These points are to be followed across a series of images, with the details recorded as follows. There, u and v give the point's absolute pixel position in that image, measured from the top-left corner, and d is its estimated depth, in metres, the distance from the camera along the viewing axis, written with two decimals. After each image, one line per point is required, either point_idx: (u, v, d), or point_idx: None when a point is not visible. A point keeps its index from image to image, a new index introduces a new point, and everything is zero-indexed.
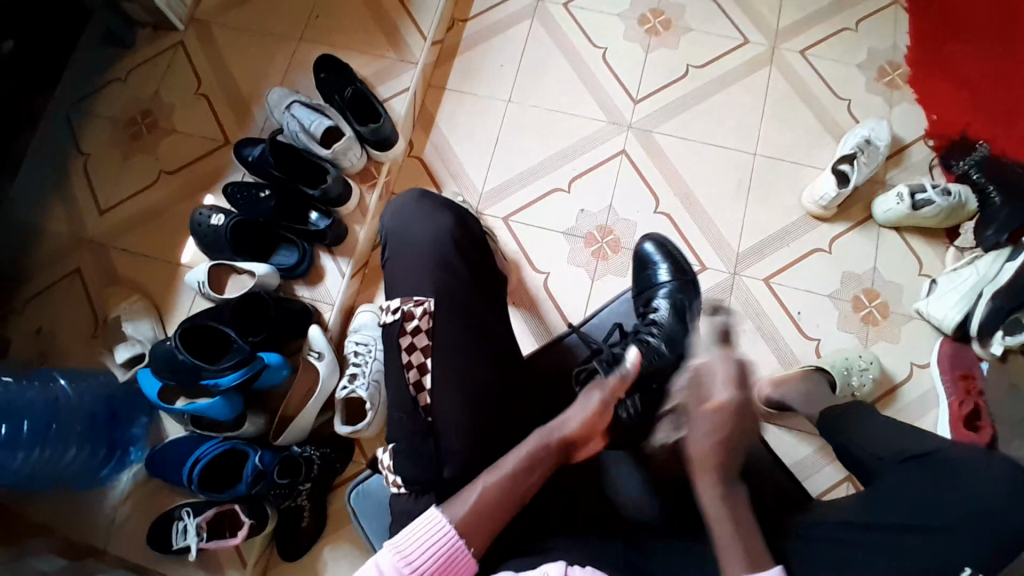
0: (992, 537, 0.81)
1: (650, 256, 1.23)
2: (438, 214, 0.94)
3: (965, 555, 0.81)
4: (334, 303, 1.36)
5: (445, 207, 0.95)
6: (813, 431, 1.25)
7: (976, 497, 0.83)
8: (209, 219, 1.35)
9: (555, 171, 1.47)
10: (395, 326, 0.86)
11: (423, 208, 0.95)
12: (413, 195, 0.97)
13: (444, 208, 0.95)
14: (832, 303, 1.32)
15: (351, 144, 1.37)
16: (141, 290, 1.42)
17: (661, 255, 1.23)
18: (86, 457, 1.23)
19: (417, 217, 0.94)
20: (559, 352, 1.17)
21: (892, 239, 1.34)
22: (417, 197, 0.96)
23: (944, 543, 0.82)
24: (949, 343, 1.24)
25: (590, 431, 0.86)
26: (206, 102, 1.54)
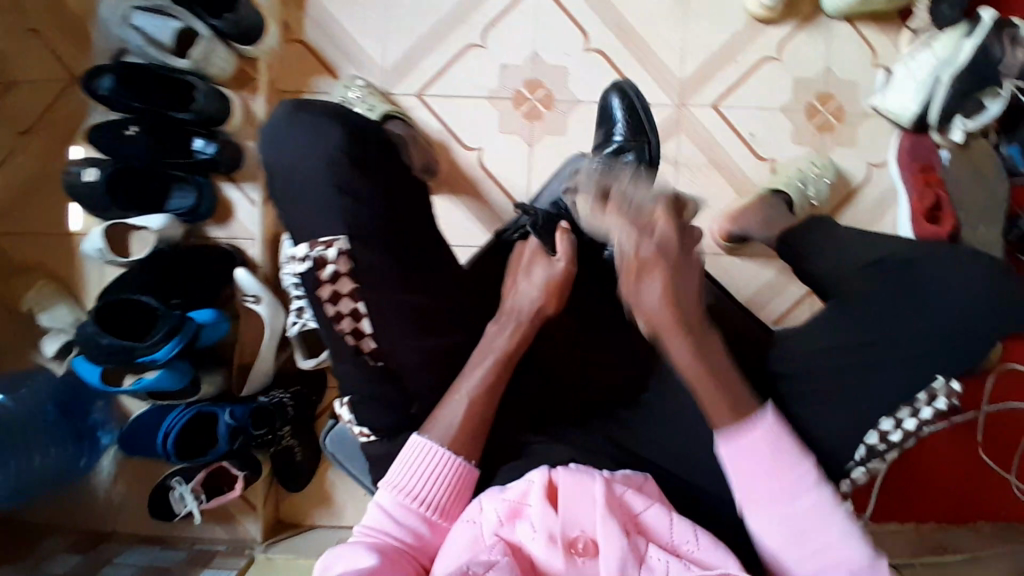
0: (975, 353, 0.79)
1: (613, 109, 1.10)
2: (322, 126, 0.75)
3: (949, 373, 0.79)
4: (256, 236, 1.24)
5: (332, 117, 0.76)
6: (775, 257, 1.23)
7: None
8: (81, 175, 1.13)
9: (464, 24, 1.26)
10: (309, 277, 0.75)
11: (303, 124, 0.76)
12: (285, 109, 0.77)
13: (327, 116, 0.76)
14: (785, 117, 1.22)
15: (212, 47, 1.15)
16: (46, 273, 1.26)
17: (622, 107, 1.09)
18: (56, 458, 1.18)
19: (298, 138, 0.76)
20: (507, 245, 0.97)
21: (844, 30, 1.21)
22: (291, 110, 0.77)
23: None
24: (908, 137, 1.18)
25: (547, 299, 0.81)
26: (27, 31, 1.24)
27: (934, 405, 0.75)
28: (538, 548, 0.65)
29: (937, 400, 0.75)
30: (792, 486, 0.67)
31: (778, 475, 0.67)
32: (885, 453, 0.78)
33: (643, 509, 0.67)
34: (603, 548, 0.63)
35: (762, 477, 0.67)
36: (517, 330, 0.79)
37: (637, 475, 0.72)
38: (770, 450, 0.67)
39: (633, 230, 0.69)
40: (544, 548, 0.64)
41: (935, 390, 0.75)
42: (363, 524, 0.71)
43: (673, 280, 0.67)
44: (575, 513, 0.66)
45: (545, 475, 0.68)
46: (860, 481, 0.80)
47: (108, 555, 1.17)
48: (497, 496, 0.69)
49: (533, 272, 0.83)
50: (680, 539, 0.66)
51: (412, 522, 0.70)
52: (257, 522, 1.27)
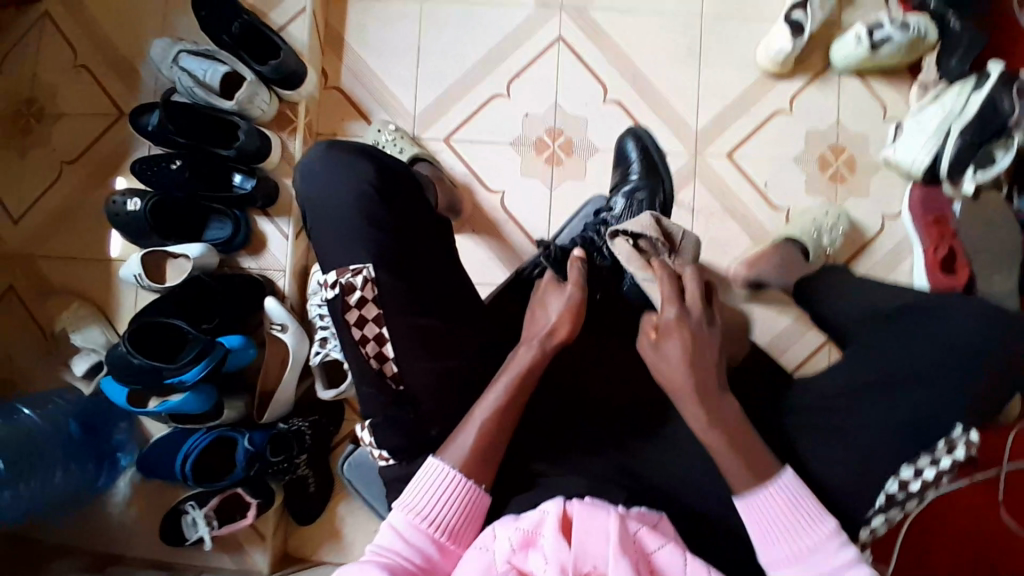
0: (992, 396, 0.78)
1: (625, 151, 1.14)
2: (355, 165, 0.82)
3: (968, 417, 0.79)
4: (285, 267, 1.28)
5: (362, 153, 0.83)
6: (792, 303, 1.24)
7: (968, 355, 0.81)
8: (125, 205, 1.22)
9: (490, 75, 1.34)
10: (336, 302, 0.78)
11: (335, 164, 0.82)
12: (320, 150, 0.84)
13: (358, 155, 0.83)
14: (798, 167, 1.26)
15: (255, 90, 1.22)
16: (83, 297, 1.32)
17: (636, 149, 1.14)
18: (74, 475, 1.22)
19: (332, 176, 0.82)
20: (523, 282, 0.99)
21: (854, 87, 1.26)
22: (325, 150, 0.83)
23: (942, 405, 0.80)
24: (920, 188, 1.21)
25: (568, 322, 0.82)
26: (88, 75, 1.36)
27: (952, 454, 0.75)
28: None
29: (956, 448, 0.75)
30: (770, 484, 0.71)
31: (795, 528, 0.72)
32: (903, 502, 0.76)
33: (656, 549, 0.66)
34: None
35: (782, 537, 0.72)
36: (527, 356, 0.79)
37: (652, 512, 0.71)
38: (786, 504, 0.72)
39: (676, 292, 0.78)
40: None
41: (955, 440, 0.75)
42: (374, 544, 0.71)
43: (693, 344, 0.75)
44: (589, 547, 0.64)
45: (559, 506, 0.67)
46: (879, 531, 0.77)
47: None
48: (511, 525, 0.68)
49: (546, 305, 0.84)
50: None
51: (423, 544, 0.71)
52: (266, 552, 1.27)
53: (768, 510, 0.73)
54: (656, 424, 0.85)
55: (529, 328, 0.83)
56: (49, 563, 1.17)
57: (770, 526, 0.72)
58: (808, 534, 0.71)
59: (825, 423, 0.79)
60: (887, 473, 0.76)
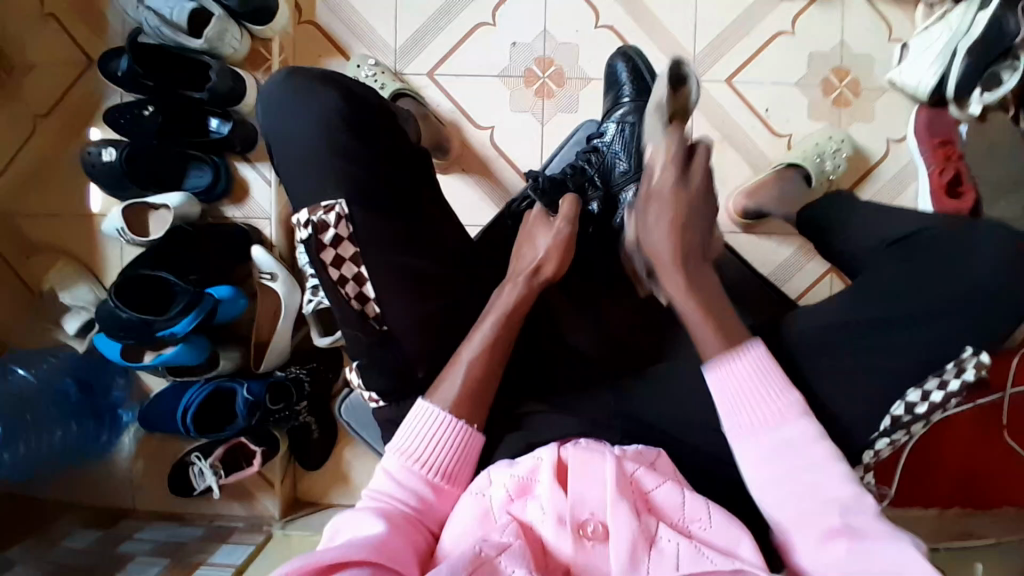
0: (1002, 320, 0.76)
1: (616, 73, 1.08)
2: (319, 97, 0.77)
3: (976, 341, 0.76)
4: (270, 215, 1.24)
5: (324, 82, 0.78)
6: (793, 234, 1.21)
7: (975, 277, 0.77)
8: (100, 155, 1.17)
9: (473, 4, 1.26)
10: (310, 243, 0.75)
11: (297, 94, 0.78)
12: (277, 81, 0.79)
13: (319, 83, 0.78)
14: (800, 92, 1.20)
15: (224, 26, 1.14)
16: (67, 254, 1.29)
17: (625, 67, 1.06)
18: (77, 433, 1.22)
19: (296, 106, 0.77)
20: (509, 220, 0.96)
21: (859, 3, 1.19)
22: (282, 80, 0.78)
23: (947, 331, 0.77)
24: (926, 111, 1.16)
25: (559, 256, 0.80)
26: (47, 18, 1.28)
27: (961, 377, 0.73)
28: (548, 530, 0.62)
29: (964, 372, 0.73)
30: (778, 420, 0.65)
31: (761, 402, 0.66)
32: (909, 426, 0.75)
33: (654, 488, 0.65)
34: (615, 532, 0.61)
35: (751, 405, 0.66)
36: (514, 293, 0.78)
37: (649, 450, 0.70)
38: (757, 376, 0.67)
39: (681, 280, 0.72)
40: (553, 530, 0.62)
41: (964, 361, 0.73)
42: (371, 489, 0.71)
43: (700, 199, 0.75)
44: (586, 494, 0.63)
45: (554, 453, 0.67)
46: (882, 454, 0.77)
47: (129, 528, 1.20)
48: (506, 470, 0.67)
49: (536, 238, 0.82)
50: (693, 515, 0.65)
51: (417, 486, 0.70)
52: (275, 498, 1.29)
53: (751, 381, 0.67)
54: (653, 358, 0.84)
55: (517, 265, 0.81)
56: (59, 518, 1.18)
57: (742, 399, 0.66)
58: (778, 418, 0.65)
59: (829, 353, 0.76)
60: (890, 399, 0.74)
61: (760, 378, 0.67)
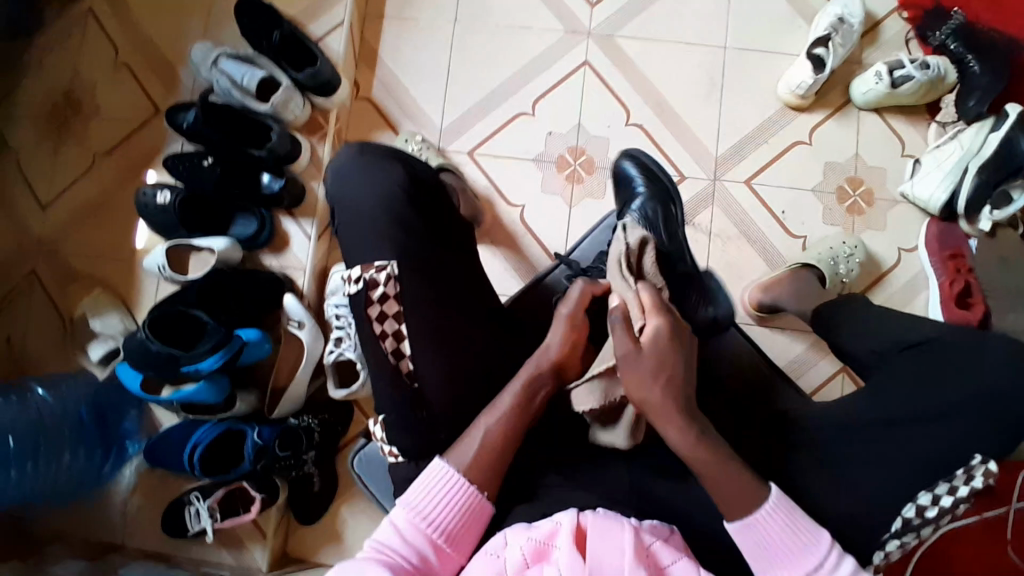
0: (1014, 427, 0.77)
1: (625, 170, 1.13)
2: (383, 164, 0.86)
3: (988, 446, 0.77)
4: (305, 267, 1.30)
5: (389, 157, 0.87)
6: (807, 331, 1.24)
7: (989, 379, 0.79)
8: (155, 197, 1.24)
9: (516, 94, 1.38)
10: (359, 297, 0.81)
11: (364, 162, 0.87)
12: (349, 151, 0.89)
13: (386, 156, 0.88)
14: (816, 198, 1.28)
15: (290, 95, 1.27)
16: (104, 285, 1.35)
17: (636, 167, 1.12)
18: (83, 461, 1.22)
19: (361, 172, 0.86)
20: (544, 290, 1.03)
21: (873, 123, 1.28)
22: (356, 151, 0.88)
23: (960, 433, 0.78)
24: (936, 224, 1.22)
25: (568, 352, 0.80)
26: (127, 71, 1.41)
27: (969, 484, 0.76)
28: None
29: (971, 478, 0.76)
30: (798, 555, 0.70)
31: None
32: (920, 529, 0.76)
33: (670, 562, 0.65)
34: None
35: (782, 554, 0.70)
36: (518, 389, 0.78)
37: (664, 526, 0.70)
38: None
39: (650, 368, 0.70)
40: None
41: (974, 468, 0.76)
42: (374, 538, 0.72)
43: (654, 347, 0.70)
44: (604, 559, 0.63)
45: (573, 519, 0.67)
46: (893, 556, 0.77)
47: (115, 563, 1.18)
48: (524, 533, 0.67)
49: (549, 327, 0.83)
50: None
51: (421, 545, 0.72)
52: (265, 550, 1.26)
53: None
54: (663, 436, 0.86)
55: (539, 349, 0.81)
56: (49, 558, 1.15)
57: (772, 553, 0.70)
58: (803, 560, 0.69)
59: (846, 447, 0.79)
60: (898, 497, 0.75)
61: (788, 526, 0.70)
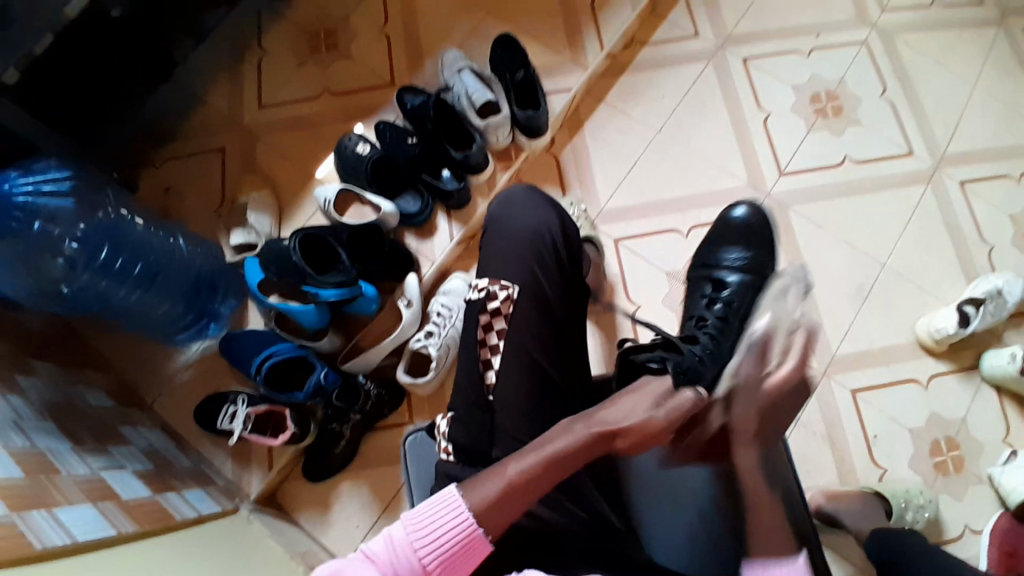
0: None
1: (743, 213, 1.21)
2: (543, 208, 1.00)
3: None
4: (434, 261, 1.41)
5: (550, 205, 1.02)
6: (848, 556, 1.22)
7: None
8: (355, 146, 1.41)
9: (682, 212, 1.49)
10: (476, 304, 0.91)
11: (530, 200, 1.01)
12: (521, 188, 1.03)
13: (545, 203, 1.01)
14: (908, 437, 1.29)
15: (503, 123, 1.40)
16: (270, 187, 1.50)
17: (751, 215, 1.21)
18: (174, 313, 1.34)
19: (525, 207, 1.00)
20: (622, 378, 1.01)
21: (990, 398, 1.30)
22: (525, 190, 1.02)
23: None
24: (1008, 518, 1.21)
25: (642, 430, 0.81)
26: (383, 41, 1.62)
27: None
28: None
29: None
30: None
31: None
32: None
33: None
34: None
35: None
36: (580, 436, 0.79)
37: None
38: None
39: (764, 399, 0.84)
40: None
41: None
42: (366, 547, 0.73)
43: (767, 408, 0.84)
44: None
45: None
46: None
47: (135, 420, 1.28)
48: None
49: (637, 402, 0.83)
50: None
51: (411, 566, 0.72)
52: (262, 480, 1.33)
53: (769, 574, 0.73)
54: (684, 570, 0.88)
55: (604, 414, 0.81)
56: (85, 386, 1.25)
57: None
58: None
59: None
60: None
61: None
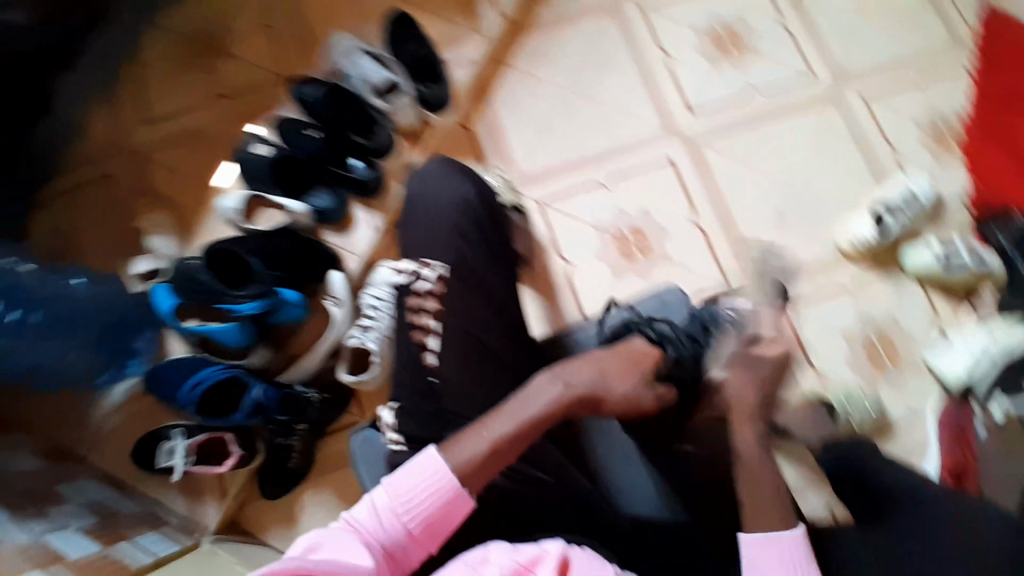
0: None
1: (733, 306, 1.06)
2: (462, 179, 0.95)
3: None
4: (359, 254, 1.36)
5: (468, 177, 0.96)
6: (807, 463, 1.26)
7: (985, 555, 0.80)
8: (253, 148, 1.33)
9: (602, 165, 1.47)
10: (405, 288, 0.87)
11: (448, 174, 0.96)
12: (437, 162, 0.98)
13: (465, 175, 0.96)
14: (845, 344, 1.33)
15: (407, 102, 1.39)
16: (172, 207, 1.41)
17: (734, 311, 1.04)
18: (91, 356, 1.24)
19: (441, 182, 0.95)
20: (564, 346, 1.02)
21: (916, 294, 1.35)
22: (441, 162, 0.97)
23: None
24: (951, 401, 1.25)
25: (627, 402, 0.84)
26: (266, 34, 1.52)
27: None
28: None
29: None
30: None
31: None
32: None
33: None
34: None
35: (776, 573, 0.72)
36: (555, 398, 0.81)
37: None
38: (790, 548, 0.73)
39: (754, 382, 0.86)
40: None
41: None
42: (351, 514, 0.74)
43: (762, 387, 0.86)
44: None
45: (561, 550, 0.69)
46: None
47: (69, 475, 1.20)
48: (507, 553, 0.69)
49: (622, 373, 0.85)
50: None
51: (394, 530, 0.73)
52: (218, 509, 1.27)
53: (766, 549, 0.73)
54: (647, 511, 0.89)
55: (591, 382, 0.83)
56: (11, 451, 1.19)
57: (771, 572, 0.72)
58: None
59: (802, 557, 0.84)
60: None
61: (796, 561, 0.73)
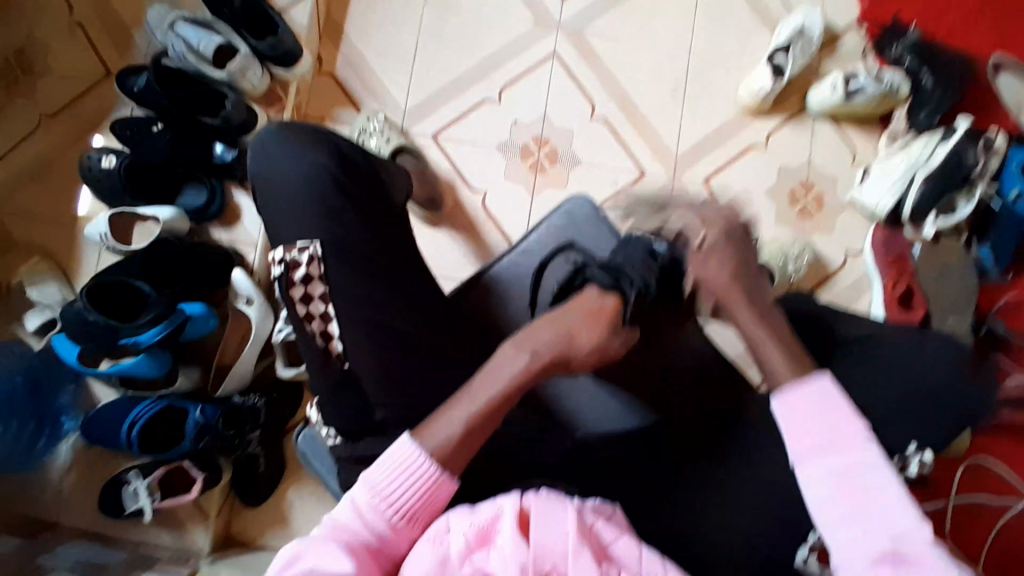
0: (947, 420, 0.79)
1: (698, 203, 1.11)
2: (311, 142, 0.86)
3: (920, 438, 0.79)
4: (257, 243, 1.28)
5: (316, 136, 0.87)
6: None
7: (932, 380, 0.80)
8: (100, 162, 1.19)
9: (485, 79, 1.37)
10: (281, 280, 0.80)
11: (289, 139, 0.86)
12: (272, 128, 0.88)
13: (311, 135, 0.87)
14: (770, 200, 1.31)
15: (248, 63, 1.24)
16: (42, 251, 1.28)
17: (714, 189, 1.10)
18: (16, 435, 1.15)
19: (283, 152, 0.86)
20: (482, 289, 0.95)
21: (827, 130, 1.33)
22: (277, 129, 0.87)
23: (899, 425, 0.79)
24: (882, 232, 1.25)
25: (597, 356, 0.76)
26: (79, 31, 1.34)
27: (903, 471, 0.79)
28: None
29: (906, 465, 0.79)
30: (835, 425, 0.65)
31: (828, 428, 0.66)
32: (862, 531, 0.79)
33: (612, 540, 0.65)
34: None
35: (812, 430, 0.66)
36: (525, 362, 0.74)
37: (607, 504, 0.69)
38: (822, 400, 0.67)
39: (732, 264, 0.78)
40: None
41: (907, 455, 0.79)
42: (332, 517, 0.67)
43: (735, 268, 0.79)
44: (547, 544, 0.62)
45: (516, 503, 0.65)
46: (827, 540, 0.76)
47: (51, 542, 1.10)
48: (466, 517, 0.65)
49: (588, 310, 0.77)
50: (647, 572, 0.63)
51: (379, 527, 0.67)
52: (207, 532, 1.22)
53: (800, 403, 0.67)
54: (608, 428, 0.90)
55: (565, 335, 0.75)
56: None
57: (802, 425, 0.67)
58: (837, 429, 0.65)
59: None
60: None
61: (829, 404, 0.67)
